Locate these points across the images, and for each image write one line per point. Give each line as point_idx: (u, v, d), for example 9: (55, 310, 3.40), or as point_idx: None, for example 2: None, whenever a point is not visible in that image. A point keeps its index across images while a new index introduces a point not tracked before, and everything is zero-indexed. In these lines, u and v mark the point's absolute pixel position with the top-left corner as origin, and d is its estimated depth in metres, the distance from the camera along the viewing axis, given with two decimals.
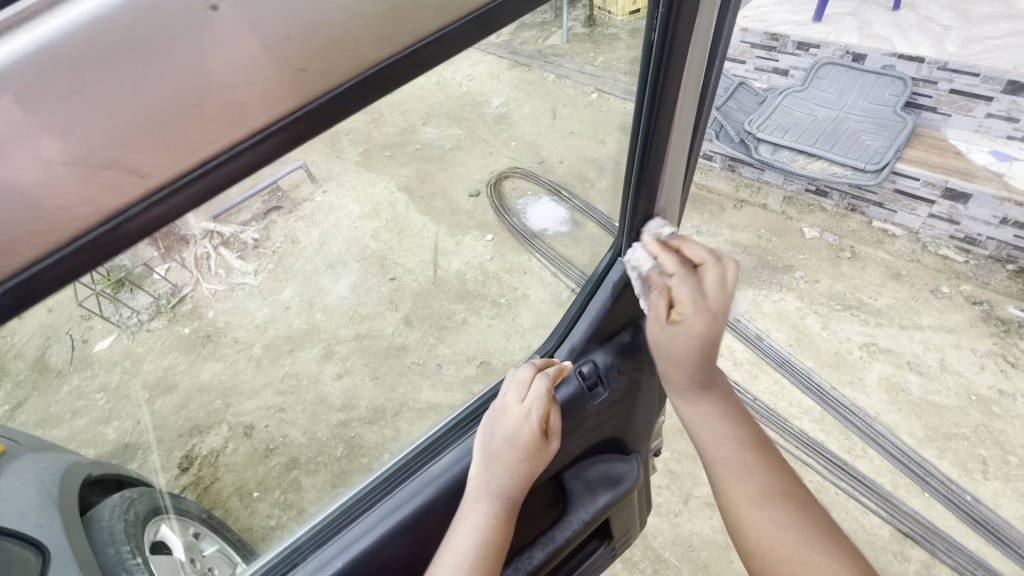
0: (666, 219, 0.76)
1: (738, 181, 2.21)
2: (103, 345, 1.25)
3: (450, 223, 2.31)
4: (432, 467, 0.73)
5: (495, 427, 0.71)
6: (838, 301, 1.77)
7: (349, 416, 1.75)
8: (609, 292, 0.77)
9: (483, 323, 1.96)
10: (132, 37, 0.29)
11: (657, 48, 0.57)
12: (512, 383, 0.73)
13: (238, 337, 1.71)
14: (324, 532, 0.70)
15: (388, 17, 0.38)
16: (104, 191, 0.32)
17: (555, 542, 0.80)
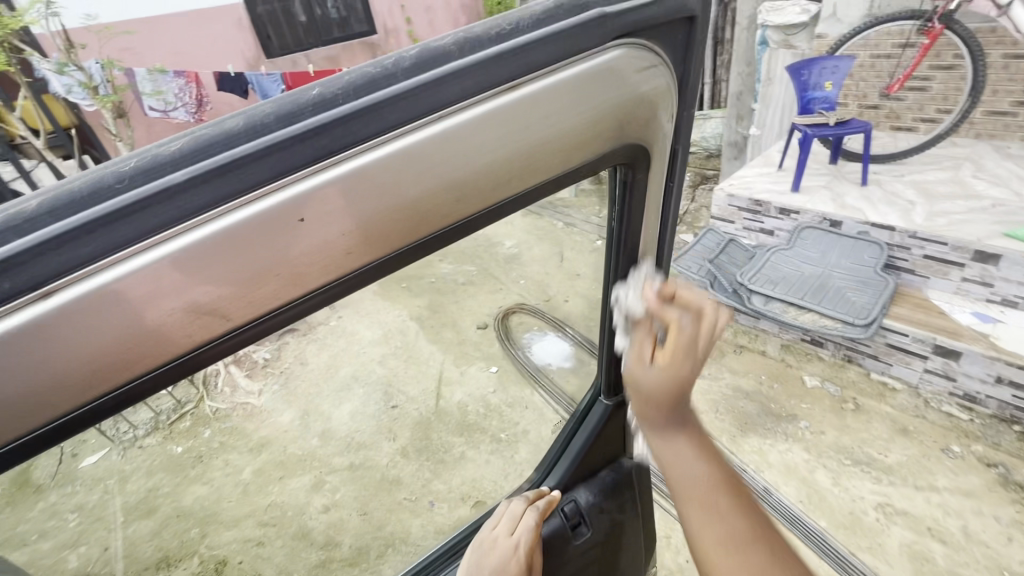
0: None
1: (736, 328, 2.31)
2: (89, 460, 1.33)
3: (457, 353, 2.42)
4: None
5: (482, 559, 0.72)
6: (847, 456, 1.71)
7: (331, 556, 1.54)
8: (588, 434, 0.79)
9: (480, 459, 1.87)
10: (72, 315, 0.34)
11: (616, 234, 0.66)
12: (505, 512, 0.75)
13: (228, 462, 1.98)
14: None
15: (261, 287, 0.40)
16: (41, 410, 0.37)
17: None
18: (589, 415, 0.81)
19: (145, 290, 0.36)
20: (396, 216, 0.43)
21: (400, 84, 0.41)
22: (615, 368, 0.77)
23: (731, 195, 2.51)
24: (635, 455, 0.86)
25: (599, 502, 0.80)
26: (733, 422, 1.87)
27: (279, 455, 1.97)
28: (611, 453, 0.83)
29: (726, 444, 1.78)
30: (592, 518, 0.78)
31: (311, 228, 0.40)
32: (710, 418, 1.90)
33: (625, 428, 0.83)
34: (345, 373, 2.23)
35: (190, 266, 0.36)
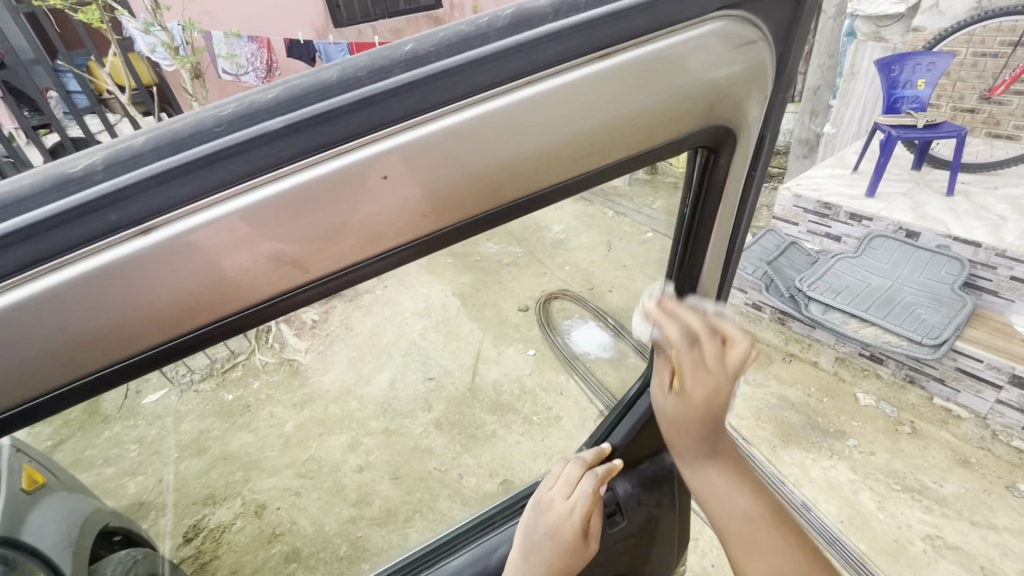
0: None
1: (787, 335, 2.22)
2: (151, 398, 1.44)
3: (496, 333, 2.27)
4: (444, 566, 0.76)
5: (539, 517, 0.71)
6: (896, 480, 1.62)
7: (359, 514, 1.70)
8: (635, 422, 0.78)
9: (511, 440, 1.95)
10: (167, 252, 0.38)
11: (687, 219, 0.64)
12: (561, 476, 0.74)
13: (273, 414, 2.11)
14: None
15: (336, 244, 0.42)
16: (129, 342, 0.40)
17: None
18: (636, 403, 0.80)
19: (232, 234, 0.38)
20: (469, 182, 0.44)
21: (487, 48, 0.43)
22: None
23: (797, 196, 2.39)
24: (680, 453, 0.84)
25: (636, 491, 0.79)
26: (775, 431, 1.81)
27: (320, 414, 2.03)
28: (654, 448, 0.81)
29: (766, 453, 1.72)
30: (628, 507, 0.78)
31: (390, 188, 0.41)
32: (751, 424, 1.84)
33: None
34: None
35: (277, 214, 0.39)
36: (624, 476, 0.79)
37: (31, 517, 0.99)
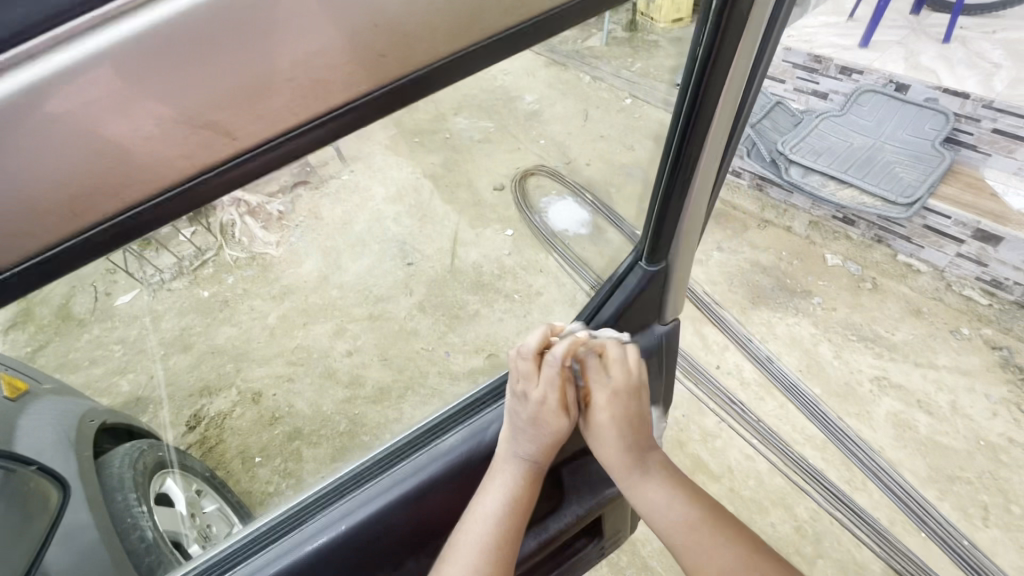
0: (690, 236, 0.76)
1: (764, 201, 2.19)
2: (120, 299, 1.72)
3: (472, 214, 2.29)
4: (441, 445, 0.79)
5: (516, 407, 0.77)
6: (853, 332, 1.74)
7: (355, 393, 1.80)
8: (626, 295, 0.79)
9: (494, 317, 1.95)
10: (50, 113, 0.31)
11: (699, 67, 0.58)
12: (519, 372, 0.77)
13: (252, 306, 2.07)
14: (329, 496, 0.77)
15: (267, 99, 0.36)
16: (33, 233, 0.34)
17: (547, 532, 0.85)
18: (627, 279, 0.80)
19: (133, 87, 0.32)
20: (416, 16, 0.38)
21: None
22: (661, 235, 0.75)
23: (787, 49, 2.22)
24: (667, 324, 0.86)
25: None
26: (746, 295, 1.87)
27: (301, 304, 2.06)
28: (643, 320, 0.83)
29: (736, 315, 1.80)
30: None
31: (321, 18, 0.35)
32: (723, 290, 1.89)
33: (663, 294, 0.82)
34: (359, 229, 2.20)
35: (189, 52, 0.32)
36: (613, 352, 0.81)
37: (22, 420, 0.98)
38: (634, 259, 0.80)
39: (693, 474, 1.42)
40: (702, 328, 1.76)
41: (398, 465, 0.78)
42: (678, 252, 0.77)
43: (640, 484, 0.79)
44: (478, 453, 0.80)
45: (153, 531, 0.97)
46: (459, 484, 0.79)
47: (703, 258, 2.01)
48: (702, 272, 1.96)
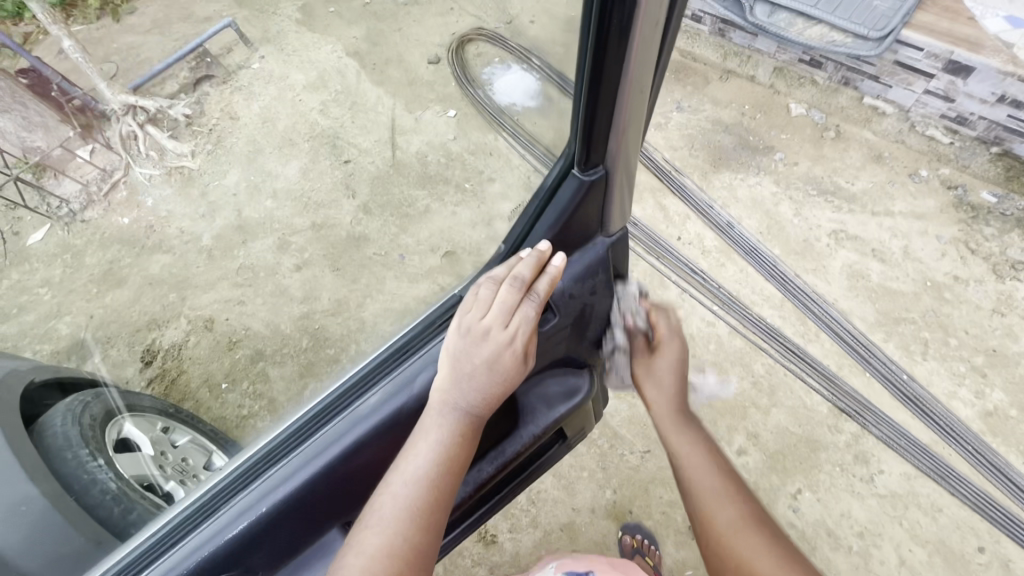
0: (629, 145, 0.63)
1: (727, 49, 1.99)
2: (34, 238, 1.39)
3: (408, 97, 1.99)
4: (366, 404, 0.74)
5: (472, 348, 0.71)
6: (814, 186, 1.70)
7: (311, 308, 1.78)
8: (559, 211, 0.70)
9: (447, 211, 1.85)
10: None
11: None
12: (494, 303, 0.71)
13: (181, 228, 1.74)
14: (250, 475, 0.73)
15: None
16: None
17: (504, 455, 0.86)
18: (560, 191, 0.70)
19: None
20: None
21: None
22: (592, 138, 0.62)
23: None
24: (611, 237, 0.76)
25: (574, 275, 0.76)
26: (706, 158, 1.77)
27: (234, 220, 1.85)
28: (583, 232, 0.73)
29: (696, 180, 1.72)
30: (560, 305, 0.77)
31: None
32: (683, 155, 1.78)
33: (603, 208, 0.71)
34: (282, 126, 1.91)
35: None
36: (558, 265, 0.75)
37: None
38: (567, 168, 0.69)
39: None
40: (663, 200, 1.68)
41: (322, 431, 0.73)
42: (617, 153, 0.64)
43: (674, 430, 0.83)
44: (406, 409, 0.74)
45: (115, 482, 0.96)
46: (389, 438, 0.74)
47: (662, 122, 1.86)
48: (661, 137, 1.83)
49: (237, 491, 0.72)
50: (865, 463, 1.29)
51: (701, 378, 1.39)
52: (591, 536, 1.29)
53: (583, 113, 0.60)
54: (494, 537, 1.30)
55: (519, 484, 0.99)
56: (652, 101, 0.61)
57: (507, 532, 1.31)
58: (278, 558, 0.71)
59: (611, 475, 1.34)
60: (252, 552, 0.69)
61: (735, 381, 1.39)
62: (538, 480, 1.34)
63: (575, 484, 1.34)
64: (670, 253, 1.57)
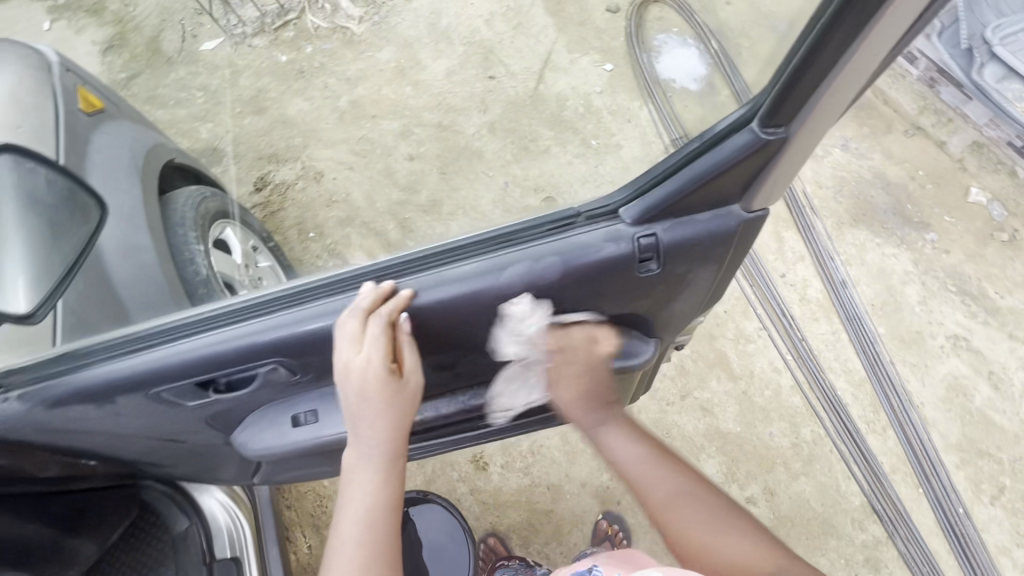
0: (833, 102, 0.51)
1: (927, 102, 1.71)
2: (208, 45, 2.09)
3: (573, 36, 1.96)
4: (454, 271, 0.66)
5: (343, 383, 0.68)
6: (955, 283, 1.51)
7: (408, 199, 1.79)
8: (713, 166, 0.57)
9: (565, 159, 1.79)
10: None
11: None
12: (341, 338, 0.66)
13: (328, 86, 2.03)
14: (328, 287, 0.69)
15: None
16: None
17: (546, 380, 0.81)
18: (724, 143, 0.56)
19: None
20: None
21: None
22: (800, 85, 0.49)
23: None
24: (750, 214, 0.63)
25: (688, 236, 0.64)
26: (851, 209, 1.60)
27: (374, 93, 2.00)
28: (719, 199, 0.61)
29: (829, 227, 1.56)
30: (668, 255, 0.65)
31: None
32: (827, 197, 1.61)
33: (758, 179, 0.58)
34: (446, 24, 2.06)
35: None
36: (678, 221, 0.63)
37: (98, 136, 1.04)
38: (746, 119, 0.55)
39: (712, 367, 1.40)
40: (783, 232, 1.56)
41: (402, 280, 0.67)
42: (814, 114, 0.52)
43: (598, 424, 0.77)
44: (493, 292, 0.66)
45: (207, 270, 1.06)
46: (455, 315, 0.69)
47: (819, 154, 1.69)
48: (812, 170, 1.66)
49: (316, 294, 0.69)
50: (873, 570, 1.21)
51: (743, 416, 1.34)
52: (572, 505, 1.32)
53: (804, 50, 0.48)
54: (485, 465, 1.36)
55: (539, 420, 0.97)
56: (885, 63, 0.51)
57: (498, 466, 1.36)
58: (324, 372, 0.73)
59: None
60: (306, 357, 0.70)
61: (774, 434, 1.32)
62: (544, 435, 1.37)
63: (577, 455, 1.35)
64: (768, 287, 1.48)
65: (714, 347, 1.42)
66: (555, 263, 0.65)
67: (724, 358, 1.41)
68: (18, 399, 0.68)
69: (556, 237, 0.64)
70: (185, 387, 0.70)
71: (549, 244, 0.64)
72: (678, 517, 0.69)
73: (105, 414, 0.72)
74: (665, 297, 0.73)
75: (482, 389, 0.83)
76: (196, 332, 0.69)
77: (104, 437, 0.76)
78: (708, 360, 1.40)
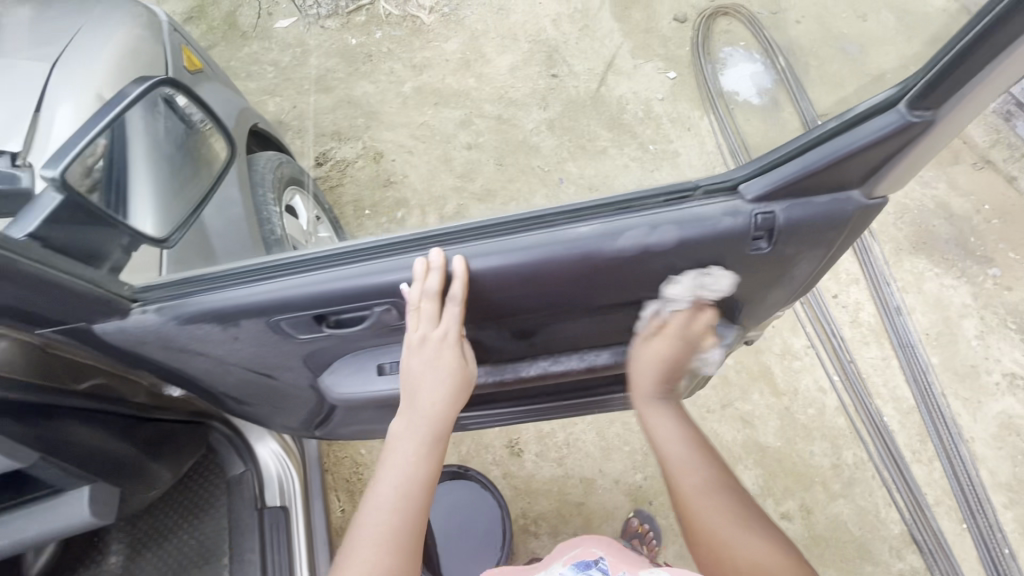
0: (985, 88, 0.49)
1: None
2: (282, 24, 2.18)
3: (639, 43, 1.96)
4: (568, 231, 0.58)
5: (413, 356, 0.64)
6: (1016, 321, 1.47)
7: (463, 186, 1.81)
8: (853, 146, 0.52)
9: (621, 163, 1.77)
10: None
11: None
12: (418, 315, 0.61)
13: (394, 72, 2.09)
14: (421, 241, 0.61)
15: None
16: None
17: (625, 356, 0.76)
18: (866, 123, 0.52)
19: None
20: None
21: None
22: (965, 64, 0.46)
23: None
24: (870, 199, 0.57)
25: (803, 217, 0.58)
26: (911, 236, 1.57)
27: (437, 82, 2.05)
28: (842, 182, 0.55)
29: (886, 252, 1.54)
30: (785, 234, 0.59)
31: None
32: (886, 222, 1.59)
33: (890, 165, 0.54)
34: (513, 20, 2.12)
35: None
36: (797, 200, 0.57)
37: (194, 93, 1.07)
38: (893, 101, 0.51)
39: (755, 380, 1.39)
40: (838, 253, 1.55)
41: (522, 233, 0.59)
42: (969, 96, 0.48)
43: (649, 402, 0.75)
44: (611, 255, 0.60)
45: (282, 231, 1.11)
46: (588, 270, 0.61)
47: None
48: None
49: (410, 249, 0.60)
50: None
51: (784, 432, 1.33)
52: (603, 501, 1.32)
53: (977, 29, 0.45)
54: (520, 451, 1.38)
55: (592, 402, 0.94)
56: None
57: (533, 454, 1.37)
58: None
59: (650, 463, 1.34)
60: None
61: (815, 453, 1.31)
62: (581, 429, 1.38)
63: (612, 452, 1.36)
64: (818, 306, 1.46)
65: (758, 360, 1.41)
66: (673, 234, 0.59)
67: (768, 372, 1.40)
68: (153, 311, 0.59)
69: (676, 207, 0.58)
70: (304, 319, 0.61)
71: (670, 213, 0.58)
72: (700, 507, 0.69)
73: (226, 339, 0.63)
74: (756, 284, 0.68)
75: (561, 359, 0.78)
76: (270, 277, 0.59)
77: (217, 362, 0.66)
78: (752, 372, 1.39)
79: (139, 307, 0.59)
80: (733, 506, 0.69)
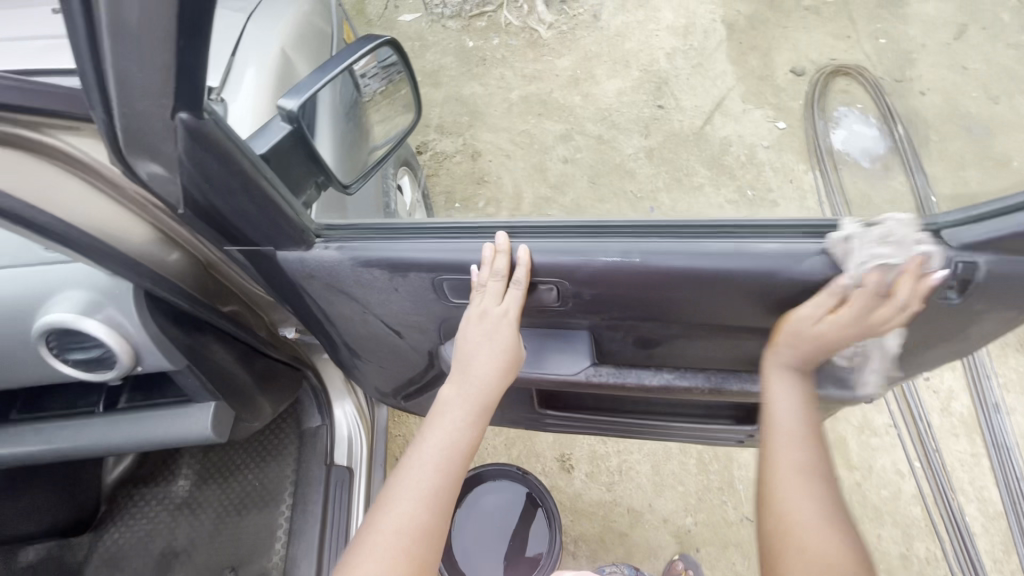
0: None
1: None
2: (407, 17, 2.28)
3: (752, 88, 1.91)
4: (753, 245, 0.61)
5: (473, 331, 0.67)
6: None
7: (555, 197, 1.84)
8: None
9: (716, 201, 1.77)
10: None
11: None
12: (485, 290, 0.64)
13: (503, 77, 2.13)
14: (595, 228, 0.65)
15: None
16: None
17: (751, 388, 0.75)
18: None
19: None
20: None
21: None
22: None
23: None
24: None
25: (1008, 276, 0.57)
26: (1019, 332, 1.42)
27: (543, 94, 2.08)
28: None
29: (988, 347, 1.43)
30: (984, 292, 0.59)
31: None
32: None
33: None
34: (628, 47, 2.13)
35: None
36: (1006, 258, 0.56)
37: None
38: None
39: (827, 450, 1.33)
40: None
41: (708, 241, 0.62)
42: None
43: (780, 368, 0.67)
44: (788, 276, 0.62)
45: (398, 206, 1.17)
46: (761, 288, 0.63)
47: None
48: None
49: (586, 235, 0.64)
50: None
51: (851, 509, 1.27)
52: (649, 536, 1.29)
53: None
54: (571, 467, 1.36)
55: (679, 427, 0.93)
56: None
57: (583, 473, 1.35)
58: (589, 308, 0.70)
59: (703, 509, 1.30)
60: (584, 285, 0.66)
61: (883, 537, 1.24)
62: (637, 459, 1.36)
63: (665, 489, 1.32)
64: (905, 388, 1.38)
65: (833, 429, 1.34)
66: None
67: (842, 443, 1.33)
68: (335, 249, 0.65)
69: None
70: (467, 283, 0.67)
71: None
72: (787, 488, 0.62)
73: (387, 289, 0.69)
74: (928, 337, 0.67)
75: (686, 375, 0.78)
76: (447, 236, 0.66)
77: (361, 310, 0.72)
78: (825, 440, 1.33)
79: (321, 243, 0.66)
80: (822, 499, 0.61)
